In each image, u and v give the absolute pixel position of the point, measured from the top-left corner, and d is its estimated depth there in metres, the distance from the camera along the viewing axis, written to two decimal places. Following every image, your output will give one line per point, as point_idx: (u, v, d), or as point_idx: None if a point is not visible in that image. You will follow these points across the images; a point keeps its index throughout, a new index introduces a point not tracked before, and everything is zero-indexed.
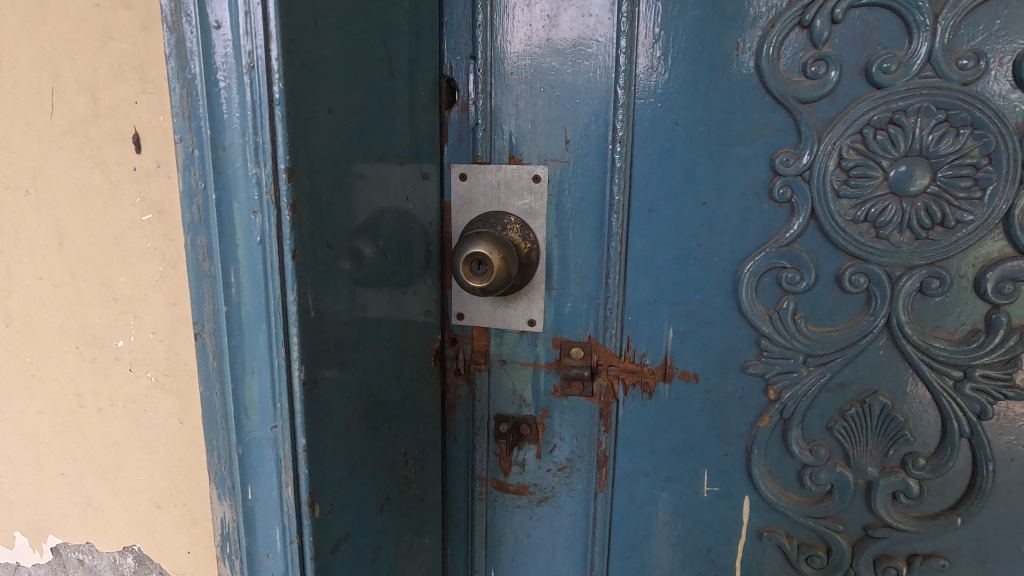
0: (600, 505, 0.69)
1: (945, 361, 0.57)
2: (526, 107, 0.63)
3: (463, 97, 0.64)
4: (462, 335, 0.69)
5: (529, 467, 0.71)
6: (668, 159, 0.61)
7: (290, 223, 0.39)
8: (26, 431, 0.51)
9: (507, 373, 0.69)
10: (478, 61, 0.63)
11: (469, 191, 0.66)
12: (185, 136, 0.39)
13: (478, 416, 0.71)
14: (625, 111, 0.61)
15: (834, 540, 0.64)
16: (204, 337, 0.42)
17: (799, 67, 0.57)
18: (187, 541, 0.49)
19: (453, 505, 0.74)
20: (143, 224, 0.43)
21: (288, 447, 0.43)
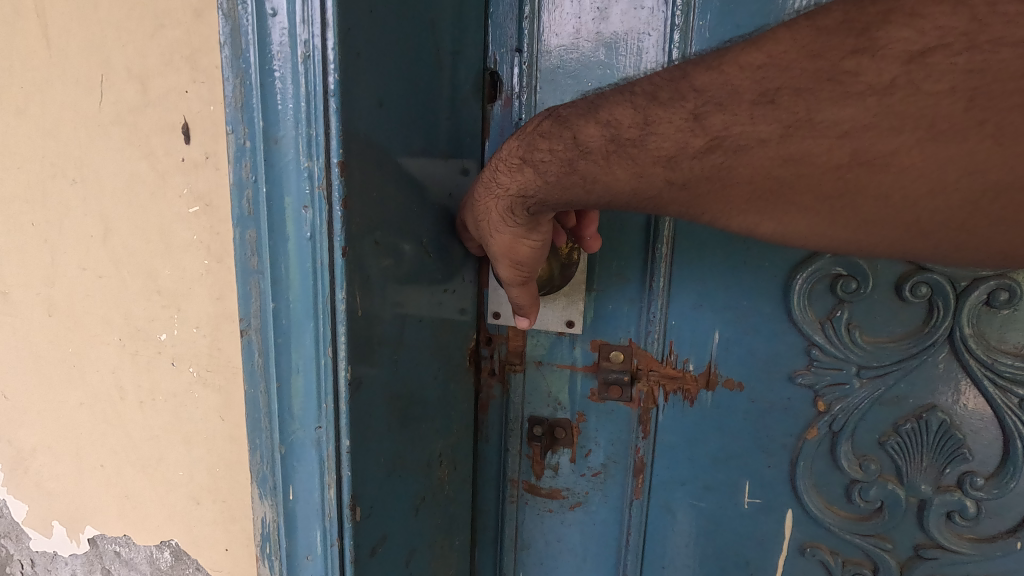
0: (635, 513, 0.67)
1: (1011, 378, 0.54)
2: (572, 101, 0.61)
3: (507, 91, 0.63)
4: (498, 334, 0.68)
5: (563, 471, 0.69)
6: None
7: (341, 218, 0.38)
8: (66, 421, 0.50)
9: (542, 375, 0.68)
10: (523, 54, 0.61)
11: None
12: (238, 128, 0.38)
13: (511, 417, 0.70)
14: None
15: (882, 559, 0.61)
16: (250, 333, 0.41)
17: None
18: (225, 538, 0.48)
19: (483, 506, 0.73)
20: (189, 216, 0.42)
21: (331, 448, 0.42)
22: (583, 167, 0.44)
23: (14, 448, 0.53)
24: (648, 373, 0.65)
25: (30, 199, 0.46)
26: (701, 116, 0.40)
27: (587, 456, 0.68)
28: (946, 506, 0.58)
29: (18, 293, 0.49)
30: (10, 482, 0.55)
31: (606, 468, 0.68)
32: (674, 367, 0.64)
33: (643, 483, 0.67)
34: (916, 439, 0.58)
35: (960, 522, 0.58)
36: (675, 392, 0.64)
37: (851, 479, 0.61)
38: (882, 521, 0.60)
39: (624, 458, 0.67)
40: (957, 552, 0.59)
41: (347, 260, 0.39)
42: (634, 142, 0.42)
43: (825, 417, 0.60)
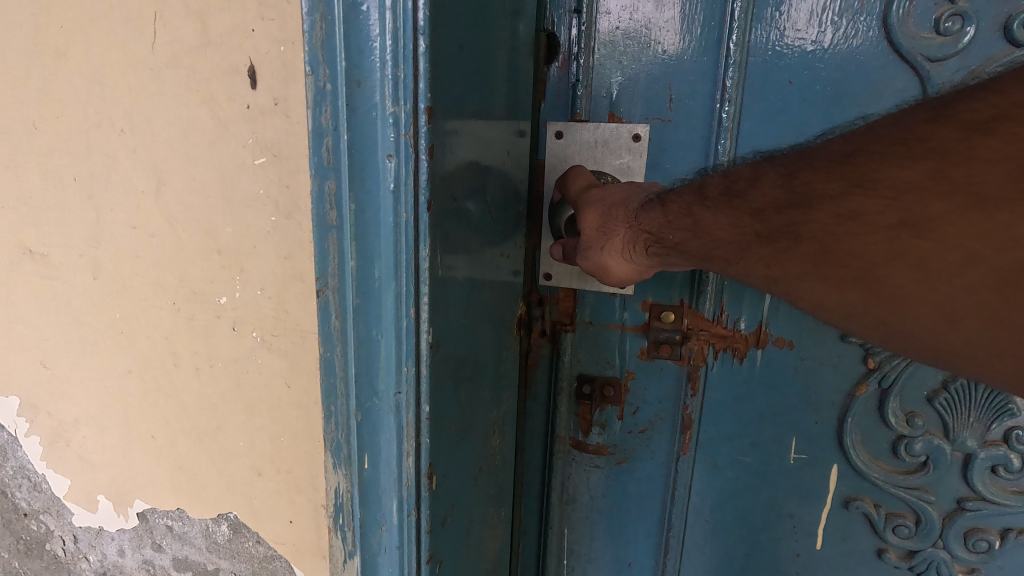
0: (683, 468, 0.68)
1: None
2: (632, 61, 0.59)
3: (564, 52, 0.60)
4: (548, 296, 0.66)
5: (610, 429, 0.69)
6: (778, 118, 0.58)
7: (427, 168, 0.35)
8: (114, 390, 0.48)
9: (592, 335, 0.67)
10: (582, 15, 0.59)
11: (565, 150, 0.61)
12: (318, 70, 0.35)
13: (560, 376, 0.68)
14: (737, 69, 0.57)
15: (925, 511, 0.62)
16: (327, 293, 0.39)
17: (931, 23, 0.53)
18: (289, 510, 0.46)
19: (529, 464, 0.72)
20: (255, 168, 0.39)
21: (412, 414, 0.40)
22: (698, 211, 0.48)
23: (55, 420, 0.51)
24: (699, 332, 0.64)
25: (73, 152, 0.43)
26: (794, 175, 0.43)
27: (634, 414, 0.68)
28: (990, 460, 0.59)
29: (61, 256, 0.46)
30: (49, 455, 0.52)
31: (653, 425, 0.68)
32: (725, 327, 0.63)
33: (691, 439, 0.67)
34: (964, 396, 0.59)
35: (1004, 475, 0.60)
36: (725, 350, 0.64)
37: (898, 434, 0.61)
38: (927, 474, 0.61)
39: (674, 415, 0.67)
40: (999, 503, 0.60)
41: (432, 214, 0.37)
42: (738, 194, 0.46)
43: (875, 374, 0.60)
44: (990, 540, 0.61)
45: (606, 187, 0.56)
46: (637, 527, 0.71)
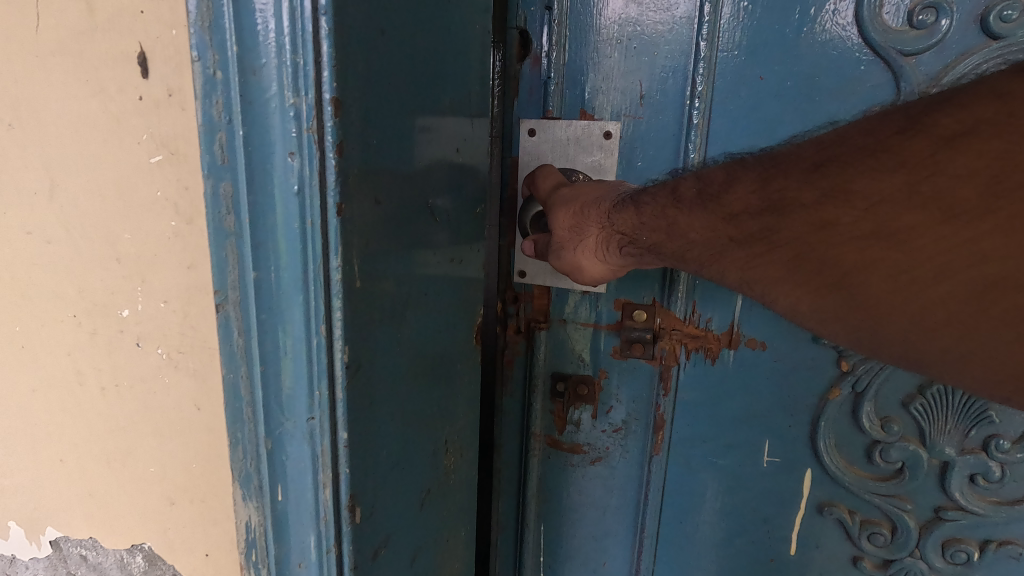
0: (657, 469, 0.64)
1: None
2: (600, 54, 0.55)
3: (536, 49, 0.56)
4: (523, 294, 0.63)
5: (585, 427, 0.65)
6: (750, 114, 0.54)
7: (337, 168, 0.31)
8: (20, 409, 0.44)
9: (567, 331, 0.63)
10: (553, 10, 0.55)
11: (538, 149, 0.58)
12: (205, 53, 0.30)
13: (535, 373, 0.65)
14: (704, 64, 0.53)
15: (901, 520, 0.59)
16: (227, 308, 0.35)
17: (904, 15, 0.49)
18: (205, 543, 0.43)
19: (504, 459, 0.69)
20: (150, 167, 0.35)
21: (327, 442, 0.36)
22: (672, 214, 0.48)
23: None
24: (671, 331, 0.60)
25: None
26: (767, 181, 0.45)
27: (609, 413, 0.64)
28: (969, 467, 0.57)
29: None
30: None
31: (627, 425, 0.64)
32: (698, 326, 0.60)
33: (665, 439, 0.63)
34: (941, 401, 0.56)
35: (983, 485, 0.57)
36: (698, 350, 0.60)
37: (873, 440, 0.58)
38: (903, 481, 0.59)
39: (649, 414, 0.63)
40: (977, 514, 0.57)
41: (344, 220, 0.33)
42: (713, 197, 0.47)
43: (850, 378, 0.57)
44: (968, 552, 0.59)
45: (580, 187, 0.54)
46: (608, 532, 0.68)
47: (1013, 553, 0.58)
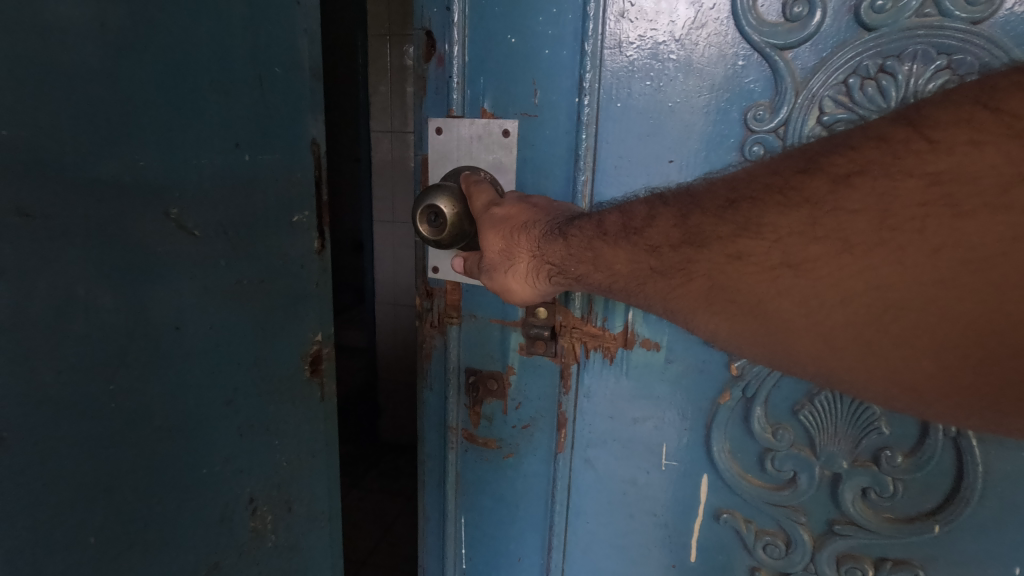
0: (561, 467, 0.69)
1: None
2: (499, 57, 0.61)
3: (440, 50, 0.63)
4: (436, 290, 0.70)
5: (496, 422, 0.71)
6: (636, 110, 0.58)
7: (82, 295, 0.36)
8: None
9: (476, 328, 0.69)
10: (453, 11, 0.61)
11: (445, 145, 0.64)
12: None
13: (450, 367, 0.71)
14: (591, 60, 0.58)
15: (795, 531, 0.63)
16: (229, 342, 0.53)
17: (779, 7, 0.52)
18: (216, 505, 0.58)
19: (429, 451, 0.76)
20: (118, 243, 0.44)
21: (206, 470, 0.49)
22: (600, 246, 0.49)
23: None
24: (571, 330, 0.65)
25: None
26: (685, 216, 0.46)
27: (517, 408, 0.70)
28: (860, 481, 0.59)
29: None
30: None
31: (534, 422, 0.70)
32: (598, 326, 0.64)
33: (567, 438, 0.68)
34: (829, 411, 0.58)
35: (875, 499, 0.59)
36: (598, 349, 0.65)
37: (765, 447, 0.62)
38: (795, 491, 0.62)
39: (554, 413, 0.68)
40: (871, 529, 0.60)
41: None
42: (636, 231, 0.48)
43: (739, 383, 0.61)
44: (862, 568, 0.62)
45: (506, 205, 0.55)
46: (524, 522, 0.74)
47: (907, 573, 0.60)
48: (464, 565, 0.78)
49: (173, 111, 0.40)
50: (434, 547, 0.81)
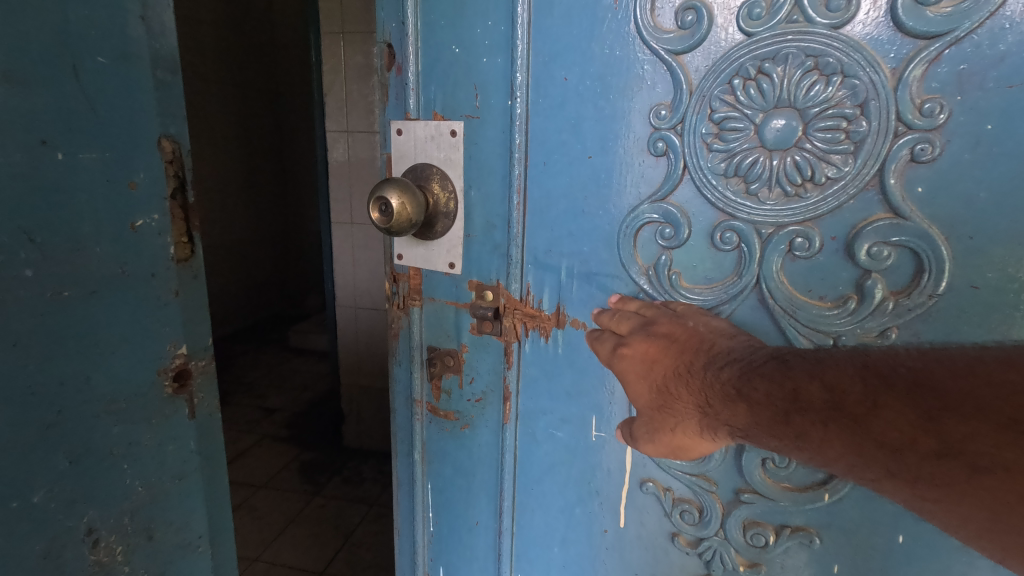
0: (508, 436, 0.84)
1: (812, 326, 0.63)
2: (446, 66, 0.76)
3: (399, 61, 0.79)
4: (401, 275, 0.86)
5: (454, 396, 0.87)
6: (558, 110, 0.71)
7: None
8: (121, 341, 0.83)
9: (436, 311, 0.85)
10: (405, 26, 0.77)
11: (404, 143, 0.80)
12: None
13: (415, 343, 0.88)
14: (521, 69, 0.72)
15: (707, 500, 0.72)
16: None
17: (673, 17, 0.64)
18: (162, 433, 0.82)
19: (399, 421, 0.94)
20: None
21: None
22: (797, 422, 0.50)
23: None
24: (513, 311, 0.79)
25: None
26: (932, 415, 0.43)
27: (471, 384, 0.86)
28: (755, 454, 0.68)
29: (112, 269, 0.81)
30: None
31: (485, 395, 0.85)
32: (533, 307, 0.78)
33: (512, 409, 0.83)
34: None
35: (773, 468, 0.67)
36: (535, 329, 0.79)
37: None
38: (705, 461, 0.71)
39: (501, 385, 0.83)
40: (772, 497, 0.68)
41: None
42: (855, 416, 0.46)
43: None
44: (765, 534, 0.70)
45: (636, 345, 0.66)
46: (481, 487, 0.89)
47: (806, 540, 0.68)
48: (432, 528, 0.95)
49: (17, 117, 0.57)
50: (407, 510, 0.98)
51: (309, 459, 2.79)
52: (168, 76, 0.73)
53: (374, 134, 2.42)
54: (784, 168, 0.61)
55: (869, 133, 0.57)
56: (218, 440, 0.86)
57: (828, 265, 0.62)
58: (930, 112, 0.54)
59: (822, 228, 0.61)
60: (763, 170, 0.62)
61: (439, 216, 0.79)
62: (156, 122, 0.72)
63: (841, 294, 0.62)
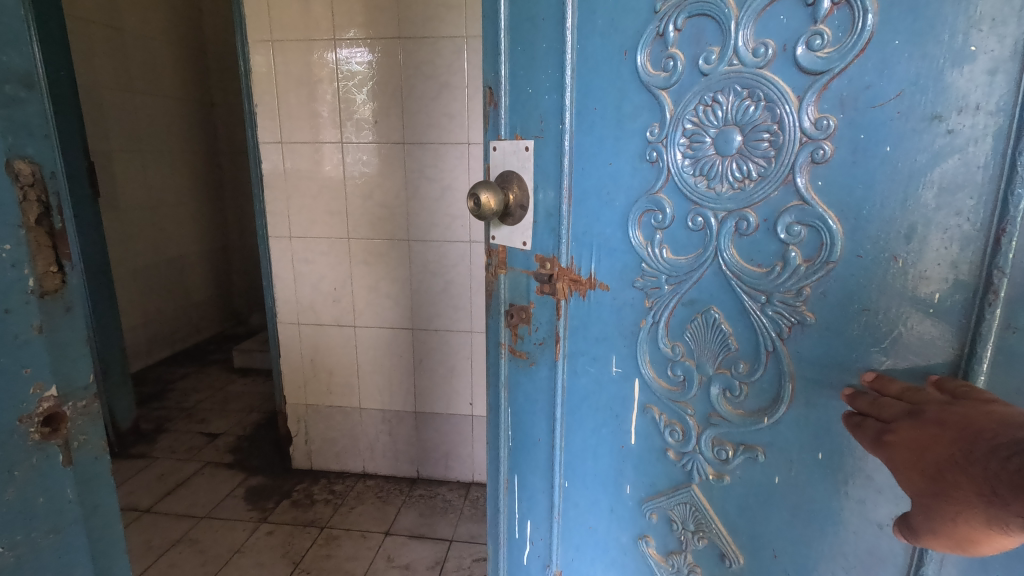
0: (559, 372, 0.97)
1: (751, 287, 0.73)
2: (524, 102, 0.91)
3: (495, 95, 0.94)
4: (493, 250, 1.01)
5: (525, 339, 1.01)
6: (594, 129, 0.84)
7: None
8: None
9: (514, 276, 0.99)
10: (502, 72, 0.92)
11: (500, 157, 0.96)
12: None
13: (501, 297, 1.02)
14: (571, 110, 0.85)
15: (685, 420, 0.85)
16: None
17: (659, 63, 0.76)
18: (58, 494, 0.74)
19: (490, 362, 1.09)
20: None
21: None
22: None
23: None
24: (563, 276, 0.92)
25: None
26: None
27: (535, 333, 0.99)
28: (719, 385, 0.80)
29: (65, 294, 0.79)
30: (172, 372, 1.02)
31: (545, 340, 0.98)
32: (578, 274, 0.90)
33: (562, 349, 0.96)
34: (702, 332, 0.80)
35: (732, 398, 0.80)
36: (574, 291, 0.92)
37: (668, 357, 0.84)
38: (682, 391, 0.84)
39: (553, 335, 0.96)
40: (730, 420, 0.80)
41: None
42: None
43: (650, 312, 0.85)
44: (726, 449, 0.82)
45: (902, 431, 0.59)
46: (541, 411, 1.03)
47: (753, 456, 0.79)
48: (510, 443, 1.10)
49: None
50: (493, 432, 1.14)
51: (254, 485, 2.66)
52: (21, 92, 0.65)
53: (319, 143, 2.33)
54: (731, 168, 0.72)
55: (785, 142, 0.67)
56: (104, 488, 0.78)
57: (763, 241, 0.72)
58: (823, 127, 0.64)
59: (758, 211, 0.71)
60: (719, 169, 0.73)
61: (515, 210, 0.94)
62: (5, 144, 0.63)
63: (771, 261, 0.71)
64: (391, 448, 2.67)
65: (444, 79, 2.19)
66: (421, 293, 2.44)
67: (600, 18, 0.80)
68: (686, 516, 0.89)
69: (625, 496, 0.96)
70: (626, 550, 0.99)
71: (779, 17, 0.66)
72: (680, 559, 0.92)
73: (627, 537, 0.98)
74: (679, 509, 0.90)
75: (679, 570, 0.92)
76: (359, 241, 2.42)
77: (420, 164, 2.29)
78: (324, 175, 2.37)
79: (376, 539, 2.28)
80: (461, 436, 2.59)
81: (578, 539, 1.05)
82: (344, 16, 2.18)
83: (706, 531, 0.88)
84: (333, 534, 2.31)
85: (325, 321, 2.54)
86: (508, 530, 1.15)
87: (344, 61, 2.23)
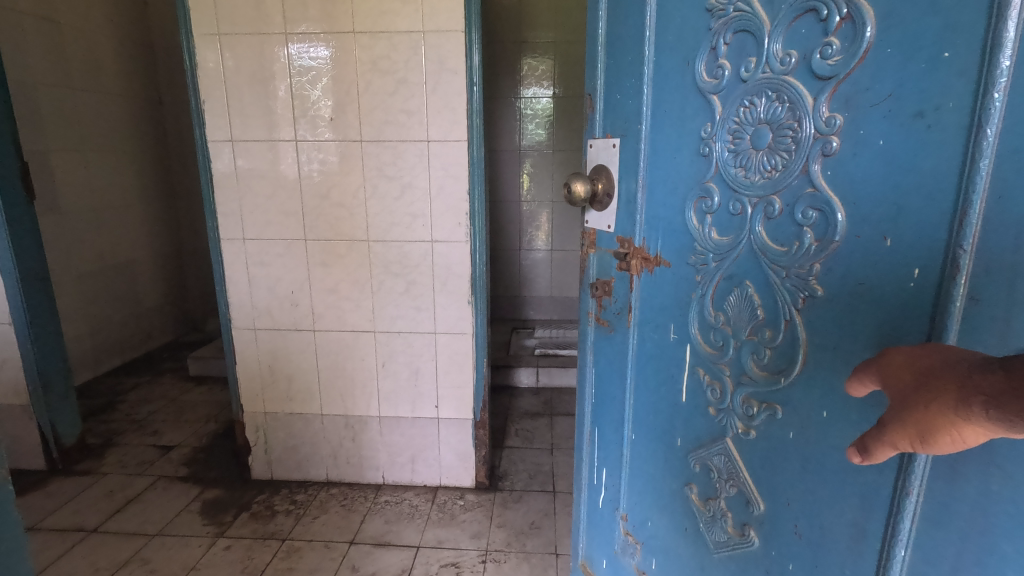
0: (630, 338, 1.12)
1: (774, 263, 0.78)
2: (614, 106, 1.10)
3: (594, 102, 1.17)
4: (589, 233, 1.24)
5: (608, 305, 1.19)
6: (665, 129, 0.97)
7: None
8: None
9: (602, 254, 1.19)
10: (600, 84, 1.14)
11: (595, 153, 1.18)
12: None
13: (595, 271, 1.23)
14: (648, 115, 1.00)
15: (722, 377, 0.91)
16: None
17: (712, 72, 0.86)
18: None
19: (586, 326, 1.31)
20: None
21: None
22: None
23: None
24: (636, 254, 1.06)
25: None
26: None
27: (614, 303, 1.16)
28: (749, 351, 0.85)
29: None
30: None
31: (621, 311, 1.14)
32: (645, 252, 1.04)
33: (634, 317, 1.10)
34: (738, 302, 0.85)
35: (760, 362, 0.84)
36: (643, 267, 1.05)
37: (713, 322, 0.91)
38: (720, 354, 0.91)
39: (625, 305, 1.12)
40: (757, 381, 0.84)
41: None
42: None
43: (699, 285, 0.93)
44: (752, 405, 0.86)
45: (897, 359, 0.57)
46: (618, 372, 1.19)
47: (772, 413, 0.82)
48: (596, 396, 1.30)
49: None
50: (586, 385, 1.36)
51: (211, 498, 2.54)
52: None
53: (274, 141, 2.24)
54: (762, 161, 0.78)
55: (804, 139, 0.72)
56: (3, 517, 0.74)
57: (785, 224, 0.76)
58: (832, 124, 0.68)
59: (782, 197, 0.76)
60: (755, 161, 0.80)
61: (600, 198, 1.14)
62: None
63: (790, 241, 0.75)
64: (356, 454, 2.59)
65: (401, 76, 2.13)
66: (382, 295, 2.37)
67: (670, 37, 0.94)
68: (722, 467, 0.94)
69: (677, 447, 1.04)
70: (675, 496, 1.07)
71: (801, 31, 0.71)
72: (716, 506, 0.96)
73: (677, 483, 1.06)
74: (715, 459, 0.95)
75: (715, 515, 0.97)
76: (316, 243, 2.34)
77: (378, 162, 2.23)
78: (279, 174, 2.27)
79: (340, 549, 2.21)
80: (428, 439, 2.54)
81: (640, 485, 1.17)
82: (296, 9, 2.10)
83: (736, 480, 0.91)
84: (295, 545, 2.23)
85: (282, 326, 2.44)
86: (589, 477, 1.38)
87: (295, 57, 2.14)
